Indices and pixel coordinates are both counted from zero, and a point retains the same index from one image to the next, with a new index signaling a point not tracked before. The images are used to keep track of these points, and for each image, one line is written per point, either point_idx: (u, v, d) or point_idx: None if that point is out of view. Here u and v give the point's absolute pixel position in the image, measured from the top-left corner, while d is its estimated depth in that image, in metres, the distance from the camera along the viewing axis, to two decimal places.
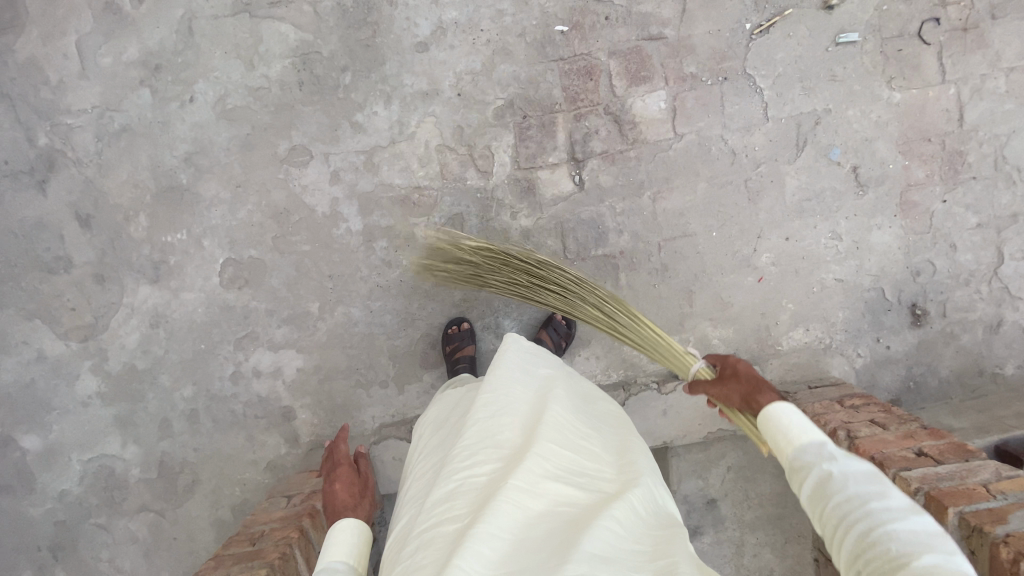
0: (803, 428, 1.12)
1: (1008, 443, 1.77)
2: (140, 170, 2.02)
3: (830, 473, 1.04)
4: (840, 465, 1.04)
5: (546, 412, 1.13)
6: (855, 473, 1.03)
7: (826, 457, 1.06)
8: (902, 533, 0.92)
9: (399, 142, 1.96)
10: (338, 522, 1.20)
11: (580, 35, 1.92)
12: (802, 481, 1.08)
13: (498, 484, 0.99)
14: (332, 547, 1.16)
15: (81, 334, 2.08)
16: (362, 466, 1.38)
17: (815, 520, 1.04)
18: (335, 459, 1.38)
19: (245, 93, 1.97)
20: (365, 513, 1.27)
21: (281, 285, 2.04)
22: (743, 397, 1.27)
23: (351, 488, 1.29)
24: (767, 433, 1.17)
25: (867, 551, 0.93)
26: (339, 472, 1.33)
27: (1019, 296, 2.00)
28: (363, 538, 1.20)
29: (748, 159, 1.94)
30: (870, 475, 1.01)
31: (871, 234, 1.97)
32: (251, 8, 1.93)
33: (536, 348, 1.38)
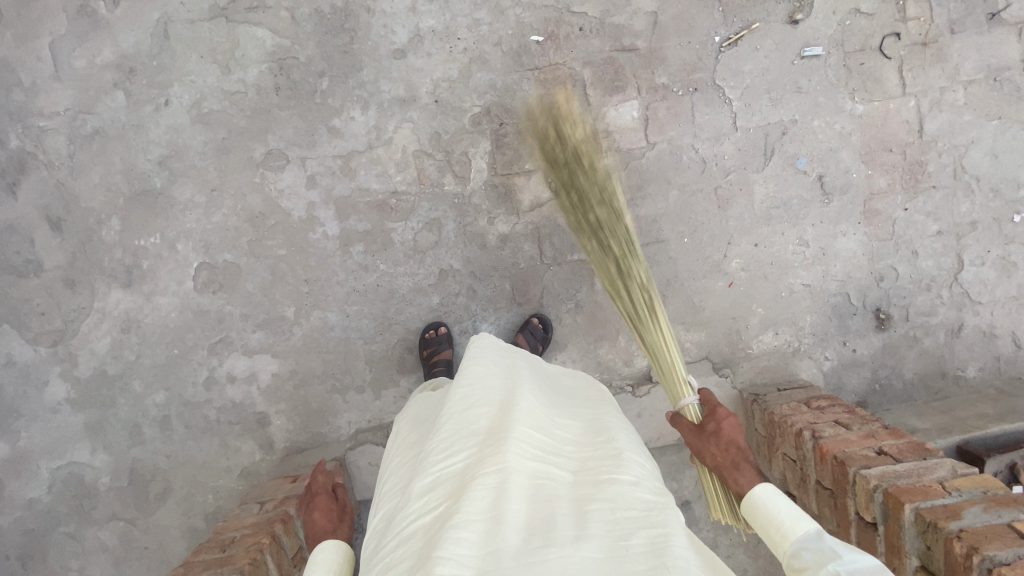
0: (803, 522, 1.09)
1: (969, 443, 1.81)
2: (113, 173, 2.00)
3: (833, 569, 0.95)
4: (843, 560, 0.97)
5: (522, 398, 1.13)
6: (860, 569, 0.94)
7: (824, 551, 1.01)
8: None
9: (375, 147, 1.98)
10: (321, 543, 1.21)
11: (555, 44, 1.95)
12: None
13: (476, 471, 0.98)
14: (315, 565, 1.16)
15: (50, 339, 2.05)
16: (340, 493, 1.36)
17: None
18: (313, 488, 1.34)
19: (220, 97, 1.96)
20: (345, 535, 1.28)
21: (257, 289, 2.03)
22: (722, 462, 1.26)
23: (330, 514, 1.28)
24: (764, 527, 1.14)
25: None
26: (316, 501, 1.31)
27: (979, 301, 2.07)
28: (345, 556, 1.20)
29: (718, 167, 1.99)
30: (878, 570, 0.93)
31: (836, 240, 2.03)
32: (228, 12, 1.94)
33: (510, 346, 1.40)
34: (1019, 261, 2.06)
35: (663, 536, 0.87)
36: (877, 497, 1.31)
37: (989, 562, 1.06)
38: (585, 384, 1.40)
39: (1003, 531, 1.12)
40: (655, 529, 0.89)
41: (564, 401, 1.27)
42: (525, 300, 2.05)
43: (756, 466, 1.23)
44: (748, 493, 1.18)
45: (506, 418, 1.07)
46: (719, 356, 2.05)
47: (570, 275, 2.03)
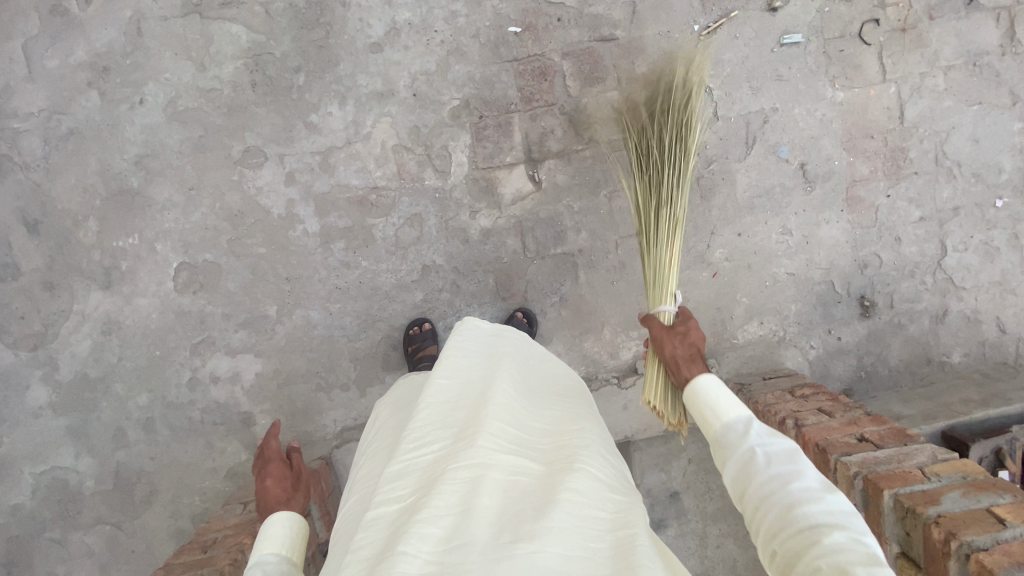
0: (731, 404, 1.16)
1: (954, 428, 1.81)
2: (89, 174, 1.97)
3: (752, 451, 1.06)
4: (763, 443, 1.06)
5: (500, 391, 1.12)
6: (777, 452, 1.04)
7: (749, 437, 1.09)
8: (821, 511, 0.93)
9: (354, 142, 1.96)
10: (273, 515, 1.20)
11: (534, 36, 1.94)
12: (726, 460, 1.10)
13: (448, 464, 0.97)
14: (264, 539, 1.15)
15: (30, 343, 2.02)
16: (294, 458, 1.40)
17: (737, 497, 1.06)
18: (265, 453, 1.39)
19: (196, 95, 1.94)
20: (299, 506, 1.28)
21: (237, 288, 2.01)
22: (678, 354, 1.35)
23: (283, 484, 1.30)
24: (695, 407, 1.22)
25: (784, 530, 0.94)
26: (270, 468, 1.35)
27: (962, 286, 2.08)
28: (296, 527, 1.20)
29: (700, 157, 1.98)
30: (791, 454, 1.03)
31: (820, 228, 2.03)
32: (202, 9, 1.91)
33: (494, 333, 1.38)
34: (1001, 246, 2.06)
35: (632, 540, 0.87)
36: (858, 484, 1.31)
37: (968, 547, 1.05)
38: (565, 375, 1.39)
39: (982, 515, 1.11)
40: (626, 528, 0.89)
41: (543, 392, 1.26)
42: (509, 294, 2.03)
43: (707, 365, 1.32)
44: (693, 379, 1.25)
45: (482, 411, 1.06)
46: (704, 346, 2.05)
47: (554, 268, 2.02)
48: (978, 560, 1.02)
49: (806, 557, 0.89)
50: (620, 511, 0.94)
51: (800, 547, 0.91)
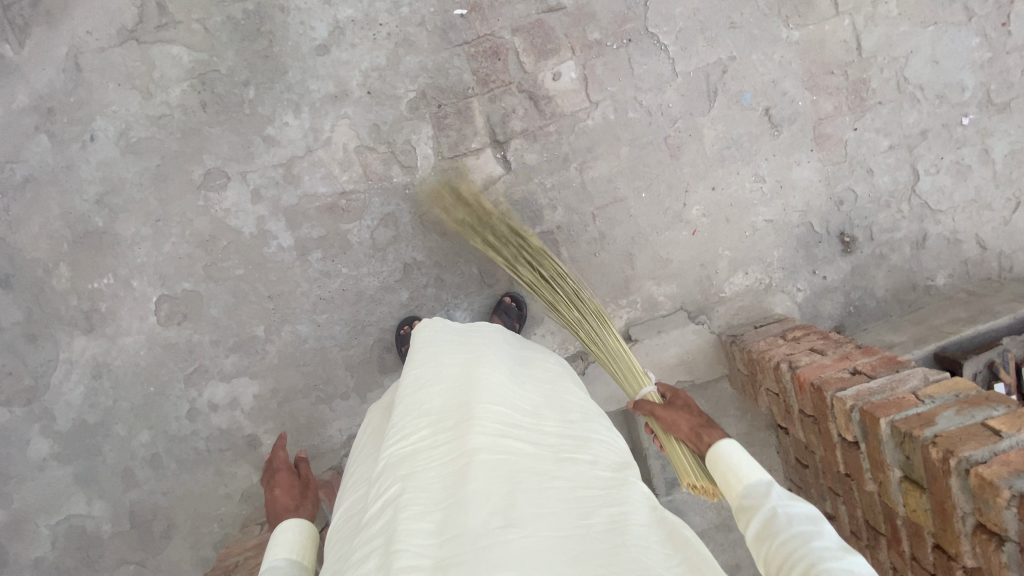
0: (749, 466, 1.18)
1: (945, 349, 1.84)
2: (52, 220, 1.93)
3: (775, 514, 1.06)
4: (786, 504, 1.07)
5: (479, 377, 1.13)
6: (798, 514, 1.05)
7: (771, 496, 1.10)
8: (842, 566, 0.92)
9: (315, 150, 1.92)
10: (285, 522, 1.21)
11: (480, 15, 1.90)
12: (749, 519, 1.10)
13: (435, 457, 0.99)
14: (276, 545, 1.17)
15: (23, 398, 2.01)
16: (302, 468, 1.41)
17: (760, 556, 1.05)
18: (274, 465, 1.40)
19: (147, 124, 1.89)
20: (311, 512, 1.29)
21: (221, 313, 1.99)
22: (691, 426, 1.34)
23: (291, 491, 1.31)
24: (717, 471, 1.24)
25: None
26: (278, 478, 1.35)
27: (939, 209, 2.09)
28: (307, 532, 1.21)
29: (664, 116, 1.97)
30: (812, 518, 1.03)
31: (792, 171, 2.03)
32: (138, 34, 1.86)
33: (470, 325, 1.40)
34: (972, 164, 2.07)
35: (624, 516, 0.89)
36: (855, 416, 1.31)
37: (966, 463, 1.03)
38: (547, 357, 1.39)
39: (976, 430, 1.10)
40: (615, 506, 0.91)
41: (523, 370, 1.26)
42: (495, 281, 2.03)
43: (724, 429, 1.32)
44: (715, 445, 1.26)
45: (466, 399, 1.08)
46: (693, 305, 2.06)
47: None
48: (976, 474, 1.00)
49: None
50: (610, 488, 0.95)
51: None
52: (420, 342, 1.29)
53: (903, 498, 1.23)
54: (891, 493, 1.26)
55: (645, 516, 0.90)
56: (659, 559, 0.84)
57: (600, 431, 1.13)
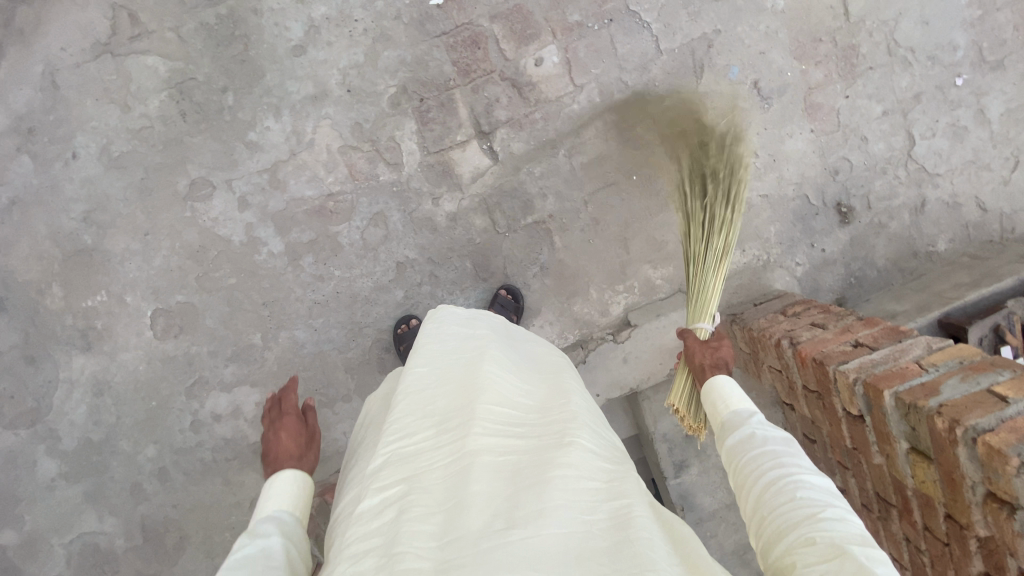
0: (739, 396, 1.21)
1: (949, 315, 1.82)
2: (41, 240, 1.92)
3: (752, 433, 1.08)
4: (763, 427, 1.09)
5: (480, 374, 1.12)
6: (775, 437, 1.07)
7: (752, 420, 1.12)
8: (810, 482, 0.95)
9: (299, 153, 1.90)
10: (285, 470, 1.17)
11: (457, 4, 1.86)
12: (727, 436, 1.13)
13: (436, 457, 0.99)
14: (280, 496, 1.13)
15: (27, 420, 2.01)
16: (310, 417, 1.36)
17: (732, 474, 1.08)
18: (283, 409, 1.36)
19: (128, 137, 1.87)
20: (311, 464, 1.24)
21: (217, 323, 1.98)
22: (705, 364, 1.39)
23: (296, 439, 1.26)
24: (706, 400, 1.26)
25: (771, 501, 0.95)
26: (285, 421, 1.31)
27: (937, 173, 2.05)
28: (303, 486, 1.17)
29: (651, 96, 1.93)
30: (788, 441, 1.05)
31: (785, 144, 1.99)
32: (112, 46, 1.83)
33: (470, 318, 1.39)
34: (968, 125, 2.03)
35: (628, 511, 0.88)
36: (858, 390, 1.28)
37: (973, 431, 1.01)
38: (547, 352, 1.39)
39: (982, 398, 1.07)
40: (618, 500, 0.90)
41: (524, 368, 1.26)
42: (490, 275, 2.00)
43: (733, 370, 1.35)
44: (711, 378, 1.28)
45: (467, 398, 1.07)
46: None
47: (529, 239, 1.99)
48: (983, 442, 0.98)
49: (789, 529, 0.89)
50: (612, 481, 0.95)
51: (785, 519, 0.91)
52: (421, 339, 1.28)
53: (911, 470, 1.20)
54: (899, 465, 1.23)
55: (648, 510, 0.89)
56: (663, 554, 0.82)
57: (602, 427, 1.12)
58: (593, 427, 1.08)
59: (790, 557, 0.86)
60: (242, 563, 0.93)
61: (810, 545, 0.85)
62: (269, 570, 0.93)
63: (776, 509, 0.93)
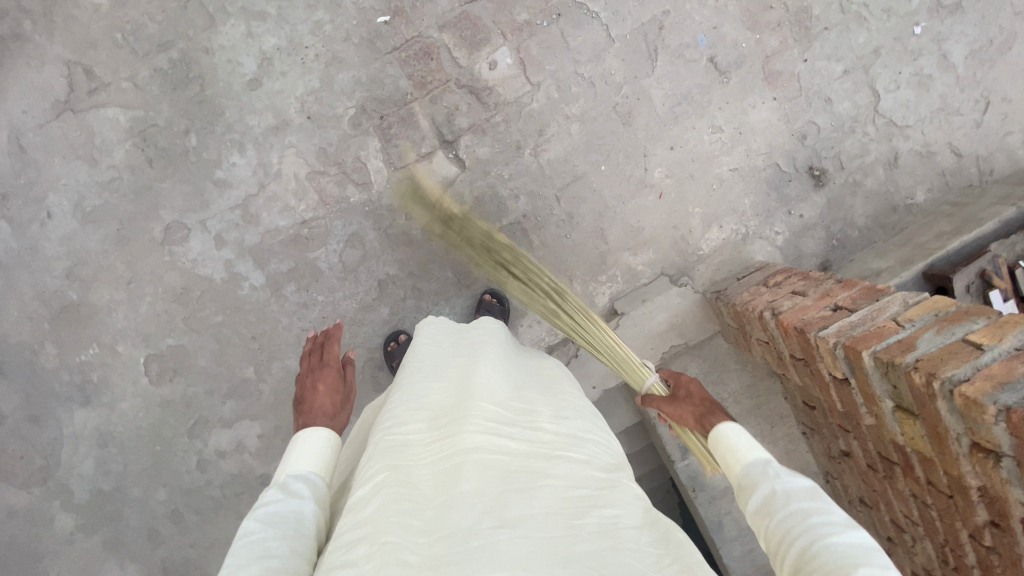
0: (749, 447, 1.09)
1: (933, 267, 1.81)
2: (28, 302, 1.94)
3: (773, 491, 0.98)
4: (785, 481, 0.99)
5: (477, 377, 1.12)
6: (798, 490, 0.97)
7: (770, 474, 1.02)
8: (842, 542, 0.85)
9: (268, 184, 1.91)
10: (318, 429, 1.08)
11: (405, 19, 1.87)
12: (748, 497, 1.03)
13: (429, 453, 0.97)
14: (316, 458, 1.04)
15: (38, 479, 2.04)
16: (350, 373, 1.26)
17: (761, 536, 0.98)
18: (325, 358, 1.25)
19: (99, 191, 1.89)
20: (342, 425, 1.16)
21: (210, 362, 2.00)
22: (698, 416, 1.24)
23: (333, 399, 1.17)
24: (719, 454, 1.15)
25: (806, 566, 0.86)
26: (324, 374, 1.21)
27: (906, 125, 2.04)
28: (335, 448, 1.09)
29: (609, 84, 1.93)
30: (812, 492, 0.95)
31: (748, 115, 1.99)
32: (72, 104, 1.85)
33: (469, 328, 1.41)
34: (932, 73, 2.01)
35: (616, 521, 0.87)
36: (840, 353, 1.28)
37: (950, 383, 1.00)
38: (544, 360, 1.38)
39: (958, 347, 1.06)
40: (606, 509, 0.89)
41: (519, 377, 1.25)
42: (472, 282, 2.01)
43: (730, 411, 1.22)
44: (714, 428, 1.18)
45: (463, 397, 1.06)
46: (673, 268, 2.04)
47: (506, 241, 2.00)
48: (960, 393, 0.97)
49: None
50: (601, 490, 0.94)
51: None
52: (420, 351, 1.28)
53: (900, 427, 1.20)
54: (889, 424, 1.23)
55: (638, 518, 0.89)
56: (650, 561, 0.83)
57: (595, 432, 1.11)
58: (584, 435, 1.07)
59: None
60: (274, 521, 0.91)
61: None
62: (298, 538, 0.91)
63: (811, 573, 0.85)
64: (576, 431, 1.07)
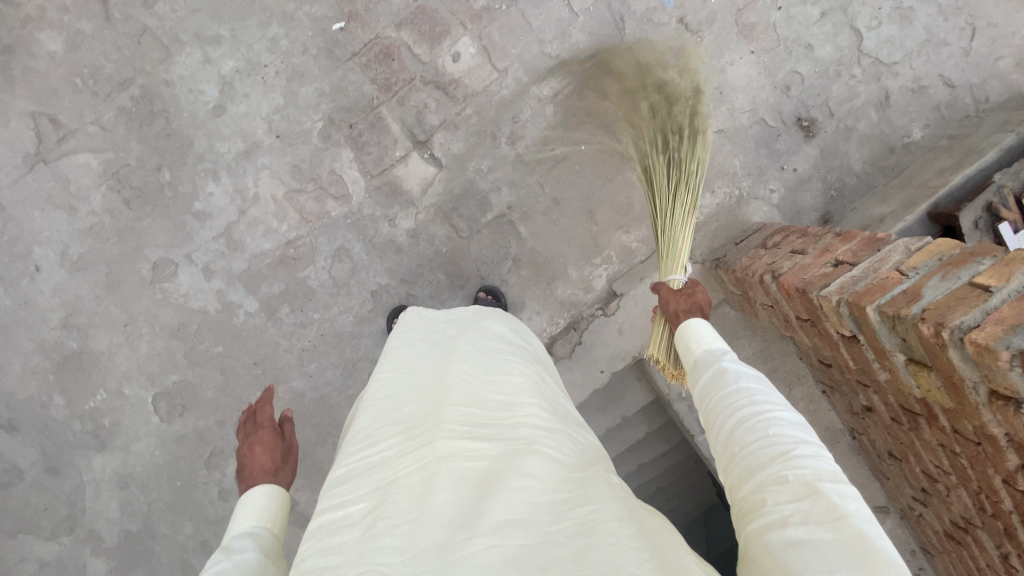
0: (711, 337, 1.11)
1: (937, 206, 1.74)
2: (31, 355, 1.95)
3: (724, 369, 1.00)
4: (733, 363, 1.01)
5: (451, 382, 1.09)
6: (745, 372, 0.99)
7: (723, 358, 1.04)
8: (781, 418, 0.87)
9: (248, 209, 1.89)
10: (256, 486, 1.08)
11: (360, 22, 1.82)
12: (698, 377, 1.05)
13: (405, 466, 0.95)
14: (260, 513, 1.05)
15: (67, 527, 2.06)
16: (288, 429, 1.25)
17: (700, 413, 1.00)
18: (259, 421, 1.23)
19: (82, 238, 1.89)
20: (288, 480, 1.15)
21: (216, 393, 2.00)
22: (676, 308, 1.25)
23: (273, 454, 1.15)
24: (680, 344, 1.16)
25: (740, 439, 0.87)
26: (259, 435, 1.19)
27: (893, 61, 1.95)
28: (281, 501, 1.09)
29: (578, 60, 1.87)
30: (759, 378, 0.97)
31: (726, 73, 1.92)
32: (43, 154, 1.84)
33: (446, 327, 1.38)
34: (914, 2, 1.91)
35: (593, 515, 0.83)
36: (844, 311, 1.22)
37: (960, 331, 0.95)
38: (528, 353, 1.34)
39: (965, 292, 1.01)
40: (586, 505, 0.85)
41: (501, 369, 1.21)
42: (465, 280, 1.97)
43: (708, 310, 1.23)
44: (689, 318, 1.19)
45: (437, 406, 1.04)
46: None
47: (494, 236, 1.95)
48: (971, 341, 0.92)
49: (760, 469, 0.82)
50: (578, 486, 0.90)
51: (755, 459, 0.84)
52: (389, 362, 1.26)
53: (915, 380, 1.15)
54: (903, 378, 1.18)
55: (619, 512, 0.85)
56: (630, 555, 0.78)
57: (573, 431, 1.09)
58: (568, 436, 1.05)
59: (758, 497, 0.80)
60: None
61: (779, 484, 0.78)
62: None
63: (747, 448, 0.86)
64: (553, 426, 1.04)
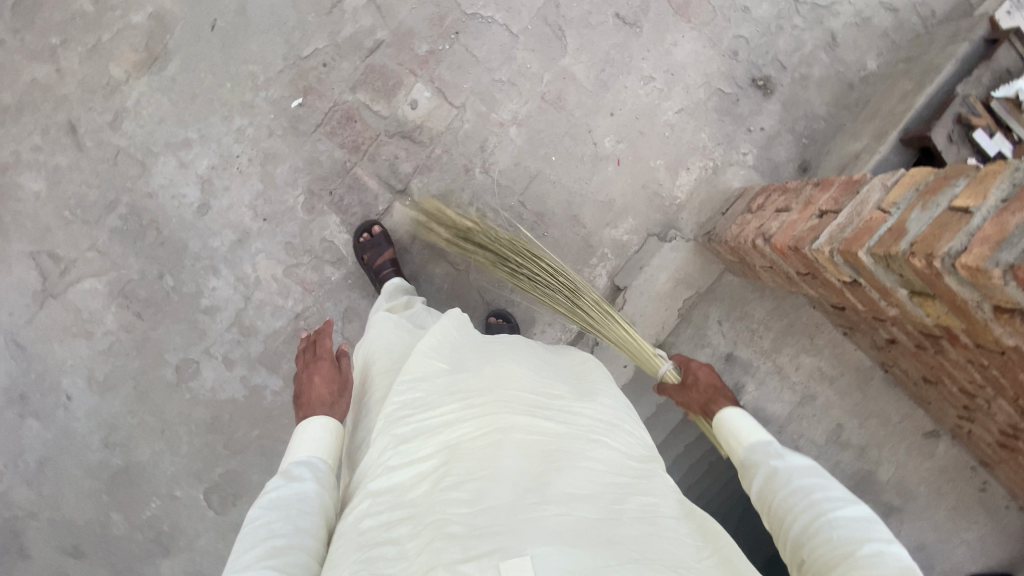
0: (751, 429, 1.25)
1: (908, 130, 1.76)
2: (81, 480, 2.01)
3: (776, 469, 1.13)
4: (785, 461, 1.14)
5: (510, 364, 1.14)
6: (799, 467, 1.12)
7: (773, 455, 1.17)
8: (841, 516, 1.00)
9: (253, 294, 1.95)
10: (314, 417, 1.13)
11: (317, 94, 1.89)
12: (751, 476, 1.17)
13: (468, 430, 0.99)
14: (313, 443, 1.10)
15: None
16: (345, 362, 1.27)
17: (763, 511, 1.12)
18: (318, 351, 1.27)
19: (105, 358, 1.96)
20: (344, 413, 1.19)
21: (262, 474, 2.05)
22: (703, 403, 1.39)
23: (329, 387, 1.19)
24: (720, 434, 1.30)
25: (808, 538, 1.00)
26: (317, 365, 1.24)
27: (831, 3, 1.98)
28: (336, 434, 1.13)
29: (529, 78, 1.93)
30: (813, 471, 1.10)
31: (673, 54, 1.97)
32: (50, 290, 1.92)
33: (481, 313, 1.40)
34: None
35: (655, 507, 0.95)
36: (839, 260, 1.25)
37: (949, 258, 0.97)
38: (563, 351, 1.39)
39: (946, 219, 1.03)
40: (644, 496, 0.96)
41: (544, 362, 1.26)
42: (473, 310, 2.02)
43: (732, 396, 1.36)
44: (719, 409, 1.33)
45: (496, 380, 1.08)
46: (656, 225, 2.02)
47: None
48: (959, 265, 0.95)
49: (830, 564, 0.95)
50: (640, 476, 1.01)
51: (824, 555, 0.97)
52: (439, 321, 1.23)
53: (923, 310, 1.17)
54: (911, 311, 1.19)
55: (676, 509, 0.97)
56: (690, 549, 0.90)
57: (626, 421, 1.14)
58: (620, 422, 1.12)
59: None
60: (276, 505, 0.98)
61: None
62: (302, 517, 0.98)
63: (814, 545, 0.99)
64: (607, 416, 1.11)
